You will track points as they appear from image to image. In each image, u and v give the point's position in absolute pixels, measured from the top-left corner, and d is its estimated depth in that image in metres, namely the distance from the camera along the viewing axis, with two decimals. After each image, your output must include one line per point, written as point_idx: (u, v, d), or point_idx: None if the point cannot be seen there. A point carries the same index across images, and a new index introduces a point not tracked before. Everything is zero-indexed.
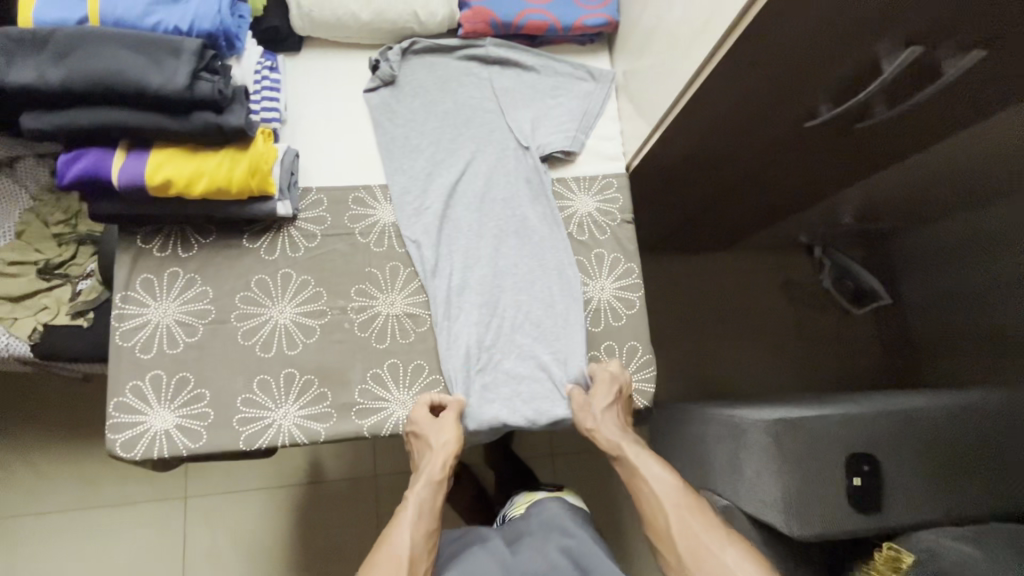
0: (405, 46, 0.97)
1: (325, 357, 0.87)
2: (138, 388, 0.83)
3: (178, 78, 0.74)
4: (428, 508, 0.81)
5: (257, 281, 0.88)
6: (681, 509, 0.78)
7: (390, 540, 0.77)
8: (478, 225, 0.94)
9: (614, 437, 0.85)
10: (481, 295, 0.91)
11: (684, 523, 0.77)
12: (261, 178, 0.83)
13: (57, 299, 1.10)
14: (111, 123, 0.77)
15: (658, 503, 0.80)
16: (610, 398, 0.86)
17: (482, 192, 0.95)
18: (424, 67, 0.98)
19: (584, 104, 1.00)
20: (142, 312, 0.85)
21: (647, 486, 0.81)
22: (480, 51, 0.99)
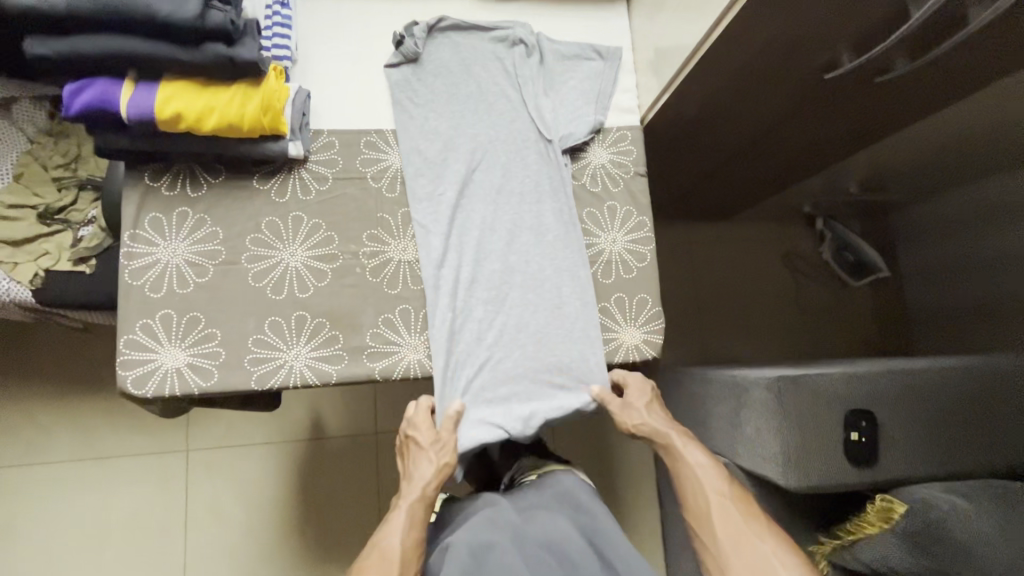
0: (430, 23, 0.94)
1: (336, 301, 0.87)
2: (148, 326, 0.83)
3: (190, 5, 0.72)
4: (417, 518, 0.82)
5: (268, 224, 0.87)
6: (724, 497, 0.83)
7: (382, 545, 0.79)
8: (491, 218, 0.92)
9: (659, 430, 0.89)
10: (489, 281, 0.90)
11: (727, 515, 0.81)
12: (274, 117, 0.82)
13: (57, 244, 1.08)
14: (119, 52, 0.74)
15: (701, 492, 0.84)
16: (645, 401, 0.91)
17: (497, 184, 0.93)
18: (449, 46, 0.95)
19: (598, 84, 0.97)
20: (150, 251, 0.84)
21: (693, 476, 0.85)
22: (504, 33, 0.96)
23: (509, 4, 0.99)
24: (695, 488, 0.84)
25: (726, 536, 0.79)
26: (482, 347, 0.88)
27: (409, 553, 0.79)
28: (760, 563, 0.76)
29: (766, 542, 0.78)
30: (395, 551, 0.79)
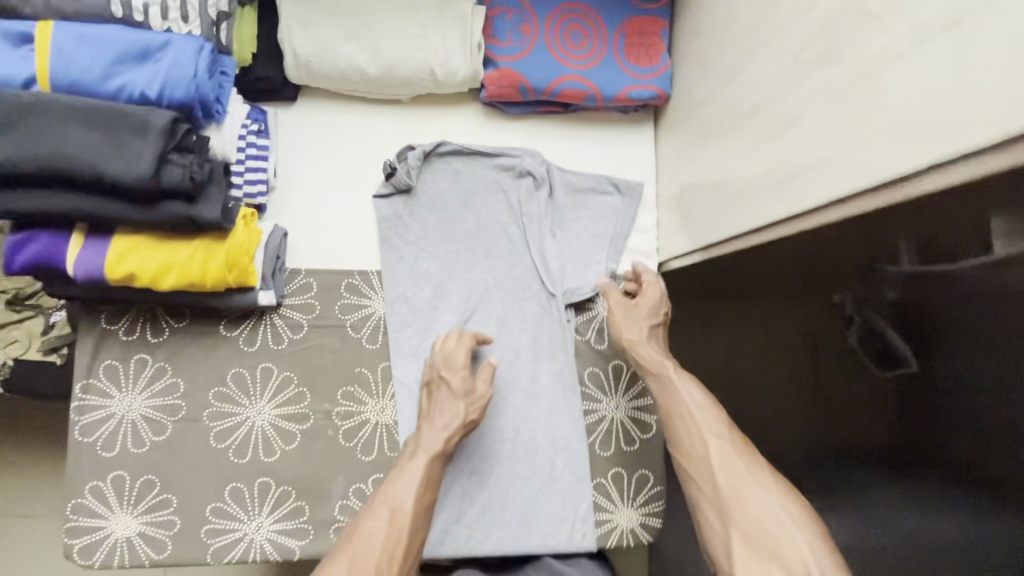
0: (428, 149, 0.82)
1: (305, 466, 0.79)
2: (98, 489, 0.76)
3: (144, 164, 0.63)
4: (431, 480, 0.70)
5: (234, 376, 0.79)
6: (725, 444, 0.69)
7: (391, 502, 0.67)
8: None
9: (654, 354, 0.78)
10: (476, 450, 0.81)
11: (722, 449, 0.68)
12: (241, 271, 0.73)
13: (28, 330, 0.90)
14: (61, 209, 0.65)
15: (698, 429, 0.71)
16: (653, 321, 0.81)
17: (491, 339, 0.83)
18: (448, 174, 0.84)
19: (612, 224, 0.86)
20: (104, 404, 0.77)
21: (686, 411, 0.73)
22: (510, 160, 0.85)
23: (519, 122, 0.87)
24: (688, 428, 0.71)
25: (719, 463, 0.67)
26: (462, 526, 0.79)
27: (419, 515, 0.68)
28: (769, 519, 0.62)
29: (767, 479, 0.65)
30: (405, 510, 0.67)
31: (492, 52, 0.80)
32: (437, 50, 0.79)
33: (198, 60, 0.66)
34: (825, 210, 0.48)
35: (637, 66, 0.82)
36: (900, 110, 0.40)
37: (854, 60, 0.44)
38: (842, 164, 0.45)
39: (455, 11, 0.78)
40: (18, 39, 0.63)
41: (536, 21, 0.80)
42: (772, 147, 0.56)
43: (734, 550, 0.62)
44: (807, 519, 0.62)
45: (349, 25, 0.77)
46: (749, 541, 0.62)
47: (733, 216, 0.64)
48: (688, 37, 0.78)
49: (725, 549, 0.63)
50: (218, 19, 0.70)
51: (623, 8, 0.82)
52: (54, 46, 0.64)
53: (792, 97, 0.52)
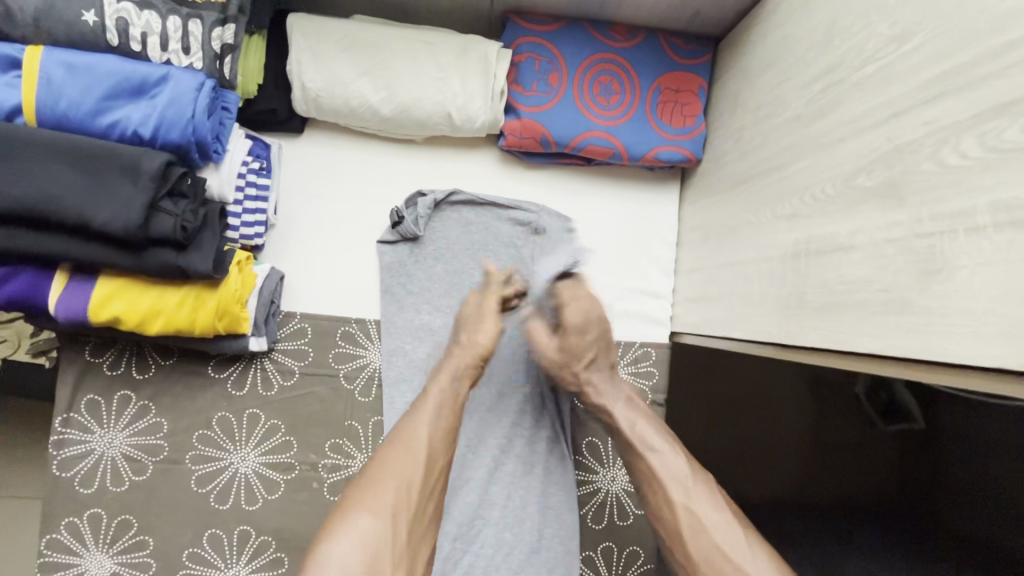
0: (440, 197, 0.79)
1: (287, 517, 0.77)
2: (74, 525, 0.74)
3: (132, 214, 0.58)
4: (449, 401, 0.65)
5: (219, 419, 0.76)
6: (689, 502, 0.59)
7: (406, 435, 0.60)
8: (477, 437, 0.80)
9: (603, 408, 0.72)
10: (461, 512, 0.77)
11: (691, 511, 0.59)
12: (232, 319, 0.69)
13: (17, 330, 0.81)
14: (42, 251, 0.61)
15: (664, 494, 0.61)
16: (581, 357, 0.72)
17: (488, 401, 0.81)
18: (458, 224, 0.81)
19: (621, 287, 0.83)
20: (83, 440, 0.74)
21: (648, 470, 0.64)
22: (522, 213, 0.81)
23: (538, 172, 0.82)
24: (651, 488, 0.63)
25: (688, 531, 0.58)
26: None
27: (439, 439, 0.62)
28: None
29: (743, 540, 0.55)
30: (424, 434, 0.61)
31: (515, 100, 0.75)
32: (455, 94, 0.73)
33: (197, 99, 0.62)
34: (865, 360, 0.44)
35: (669, 125, 0.77)
36: (968, 290, 0.35)
37: (918, 210, 0.39)
38: (889, 321, 0.41)
39: (478, 54, 0.73)
40: (5, 64, 0.59)
41: (565, 71, 0.75)
42: (809, 266, 0.51)
43: None
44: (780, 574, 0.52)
45: (364, 62, 0.72)
46: None
47: (758, 319, 0.59)
48: (727, 103, 0.73)
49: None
50: (222, 52, 0.64)
51: (659, 63, 0.76)
52: (42, 75, 0.59)
53: (839, 221, 0.48)
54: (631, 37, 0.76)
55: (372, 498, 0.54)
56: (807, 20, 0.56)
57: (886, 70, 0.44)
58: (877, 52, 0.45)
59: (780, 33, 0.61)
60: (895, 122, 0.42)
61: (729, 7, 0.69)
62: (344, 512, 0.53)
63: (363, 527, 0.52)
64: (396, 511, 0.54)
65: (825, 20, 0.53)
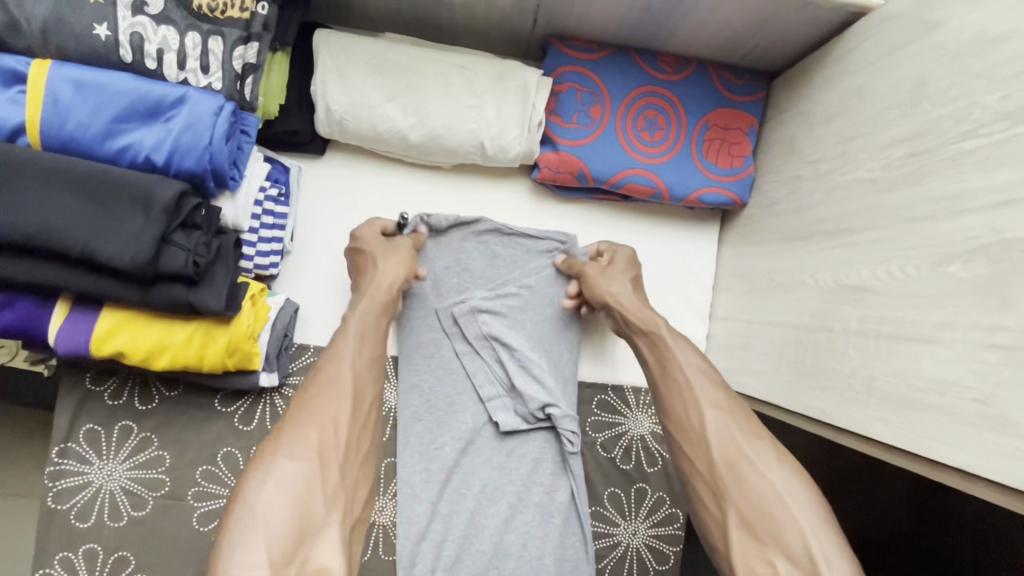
0: (465, 223, 0.74)
1: None
2: (68, 560, 0.70)
3: (141, 249, 0.54)
4: (373, 331, 0.62)
5: (224, 455, 0.72)
6: (722, 410, 0.56)
7: (326, 373, 0.57)
8: (494, 484, 0.75)
9: (643, 311, 0.68)
10: (471, 559, 0.72)
11: (720, 420, 0.55)
12: (243, 356, 0.65)
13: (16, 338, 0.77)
14: (43, 282, 0.56)
15: (693, 399, 0.58)
16: (627, 275, 0.72)
17: (506, 446, 0.75)
18: (483, 254, 0.75)
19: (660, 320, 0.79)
20: (81, 472, 0.71)
21: (680, 377, 0.60)
22: (553, 245, 0.76)
23: (570, 207, 0.78)
24: (685, 394, 0.59)
25: (718, 441, 0.54)
26: None
27: (368, 370, 0.59)
28: (775, 506, 0.49)
29: (767, 452, 0.52)
30: (346, 372, 0.57)
31: (553, 132, 0.70)
32: (491, 123, 0.68)
33: (215, 123, 0.57)
34: (949, 472, 0.40)
35: (715, 165, 0.72)
36: None
37: None
38: (986, 437, 0.37)
39: (517, 82, 0.68)
40: (8, 79, 0.54)
41: (609, 102, 0.70)
42: (879, 350, 0.47)
43: (733, 536, 0.50)
44: (810, 495, 0.49)
45: (394, 85, 0.67)
46: (748, 522, 0.49)
47: (812, 394, 0.55)
48: (781, 147, 0.68)
49: (723, 537, 0.51)
50: (243, 72, 0.59)
51: (709, 97, 0.71)
52: (48, 92, 0.54)
53: (923, 309, 0.43)
54: (681, 69, 0.71)
55: (322, 434, 0.52)
56: (887, 72, 0.51)
57: (995, 148, 0.39)
58: (982, 126, 0.41)
59: (851, 82, 0.56)
60: (1003, 213, 0.38)
61: (791, 45, 0.64)
62: (263, 456, 0.49)
63: (283, 472, 0.48)
64: (324, 450, 0.51)
65: (911, 78, 0.48)
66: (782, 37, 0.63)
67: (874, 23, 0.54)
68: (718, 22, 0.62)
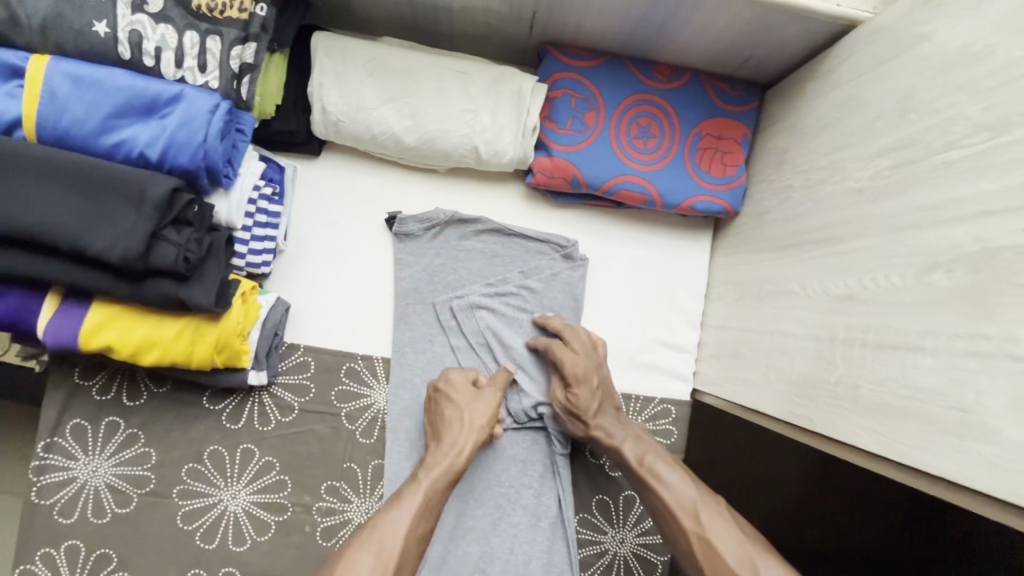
0: (465, 220, 0.75)
1: (275, 562, 0.72)
2: (50, 557, 0.70)
3: (132, 243, 0.54)
4: (432, 500, 0.62)
5: (211, 453, 0.72)
6: (711, 528, 0.58)
7: (378, 537, 0.57)
8: (482, 484, 0.75)
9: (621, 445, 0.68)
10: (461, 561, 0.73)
11: (711, 543, 0.57)
12: (232, 354, 0.65)
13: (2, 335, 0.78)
14: (33, 274, 0.57)
15: (676, 525, 0.60)
16: (588, 378, 0.70)
17: (497, 445, 0.76)
18: (482, 253, 0.76)
19: (650, 326, 0.79)
20: (66, 467, 0.70)
21: (664, 504, 0.62)
22: (553, 248, 0.76)
23: (564, 213, 0.78)
24: (668, 523, 0.61)
25: (706, 562, 0.56)
26: None
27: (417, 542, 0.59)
28: None
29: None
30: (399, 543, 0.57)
31: (547, 138, 0.70)
32: (485, 128, 0.69)
33: (211, 122, 0.58)
34: (930, 481, 0.40)
35: (708, 174, 0.72)
36: None
37: (1012, 327, 0.35)
38: (966, 445, 0.37)
39: (512, 88, 0.69)
40: (7, 72, 0.55)
41: (603, 109, 0.70)
42: (865, 358, 0.47)
43: None
44: None
45: (390, 88, 0.68)
46: None
47: (799, 402, 0.55)
48: (773, 157, 0.68)
49: None
50: (240, 72, 0.60)
51: (703, 107, 0.71)
52: (46, 87, 0.55)
53: (907, 316, 0.43)
54: (675, 78, 0.71)
55: None
56: (877, 84, 0.51)
57: (978, 158, 0.40)
58: (965, 136, 0.41)
59: (841, 94, 0.57)
60: (984, 223, 0.38)
61: (783, 56, 0.65)
62: None
63: None
64: None
65: (899, 89, 0.48)
66: (775, 48, 0.64)
67: (863, 36, 0.55)
68: (711, 33, 0.63)
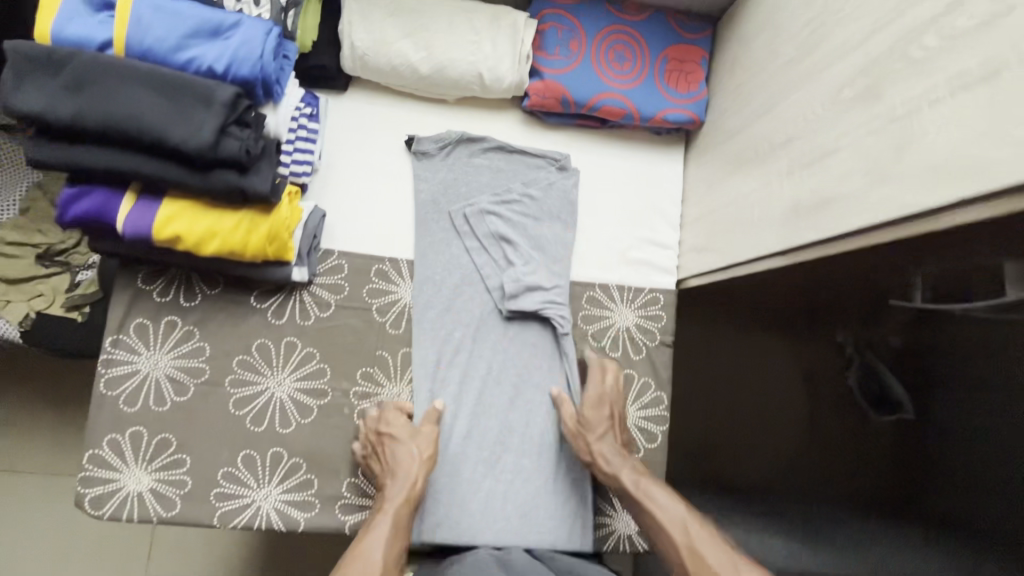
0: (470, 139, 0.88)
1: (318, 441, 0.81)
2: (115, 442, 0.78)
3: (204, 133, 0.66)
4: (400, 523, 0.71)
5: (259, 346, 0.81)
6: (696, 542, 0.68)
7: (360, 560, 0.66)
8: (498, 370, 0.85)
9: (614, 465, 0.78)
10: (478, 437, 0.83)
11: (696, 556, 0.66)
12: (280, 245, 0.76)
13: (54, 287, 0.98)
14: (120, 167, 0.68)
15: (668, 537, 0.70)
16: (603, 418, 0.81)
17: (510, 332, 0.86)
18: (489, 169, 0.89)
19: (637, 226, 0.91)
20: (131, 361, 0.79)
21: (657, 519, 0.71)
22: (551, 162, 0.89)
23: (558, 133, 0.91)
24: (662, 531, 0.70)
25: (692, 567, 0.66)
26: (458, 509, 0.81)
27: (392, 562, 0.68)
28: None
29: None
30: (378, 559, 0.67)
31: (539, 64, 0.84)
32: (488, 57, 0.83)
33: (265, 42, 0.70)
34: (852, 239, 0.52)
35: (675, 91, 0.86)
36: (934, 151, 0.43)
37: (892, 102, 0.48)
38: (874, 197, 0.49)
39: (509, 22, 0.83)
40: (102, 4, 0.68)
41: (585, 38, 0.85)
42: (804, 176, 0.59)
43: None
44: None
45: (408, 25, 0.82)
46: None
47: (762, 238, 0.67)
48: (727, 69, 0.83)
49: None
50: (287, 6, 0.75)
51: (667, 36, 0.86)
52: (134, 14, 0.67)
53: (829, 130, 0.56)
54: (643, 12, 0.86)
55: None
56: None
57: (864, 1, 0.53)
58: None
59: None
60: (870, 39, 0.51)
61: None
62: None
63: None
64: None
65: None
66: None
67: None
68: None
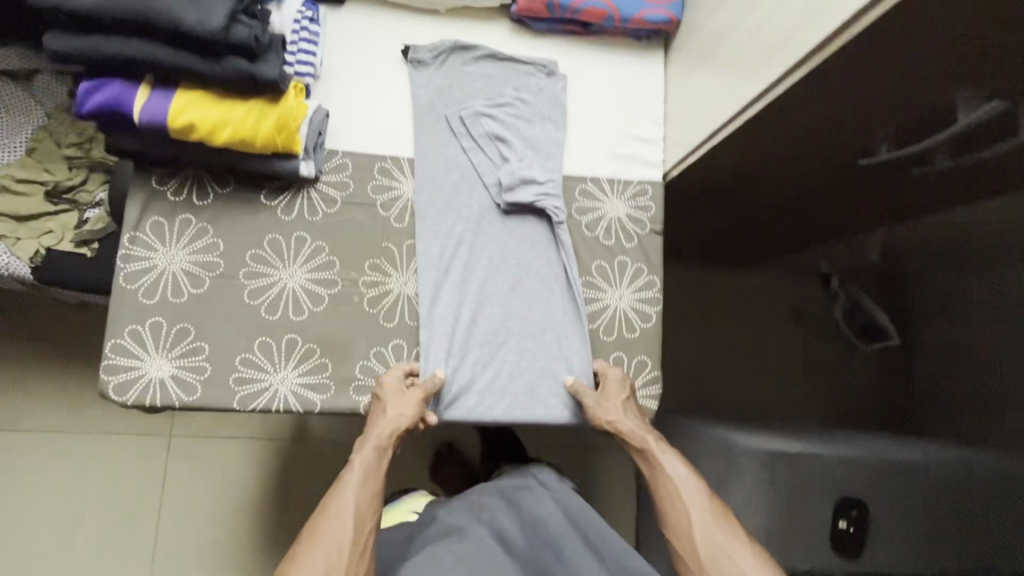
0: (461, 46, 0.93)
1: (331, 328, 0.85)
2: (137, 332, 0.81)
3: (214, 16, 0.69)
4: (374, 473, 0.76)
5: (270, 240, 0.86)
6: (707, 511, 0.75)
7: (333, 508, 0.71)
8: (498, 259, 0.90)
9: (635, 432, 0.84)
10: (482, 322, 0.87)
11: (706, 526, 0.74)
12: (288, 136, 0.80)
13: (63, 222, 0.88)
14: (136, 55, 0.72)
15: (681, 502, 0.77)
16: (624, 399, 0.86)
17: (508, 225, 0.91)
18: (480, 75, 0.94)
19: (623, 124, 0.97)
20: (148, 256, 0.83)
21: (671, 488, 0.79)
22: (539, 67, 0.95)
23: (545, 40, 0.97)
24: (675, 501, 0.77)
25: (700, 536, 0.74)
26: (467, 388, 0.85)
27: (364, 508, 0.73)
28: None
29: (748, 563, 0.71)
30: (349, 508, 0.72)
31: None
32: None
33: None
34: None
35: None
36: None
37: None
38: None
39: None
40: None
41: None
42: None
43: None
44: None
45: None
46: None
47: None
48: None
49: None
50: None
51: None
52: None
53: None
54: None
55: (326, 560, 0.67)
56: None
57: None
58: None
59: None
60: None
61: None
62: None
63: None
64: None
65: None
66: None
67: None
68: None
